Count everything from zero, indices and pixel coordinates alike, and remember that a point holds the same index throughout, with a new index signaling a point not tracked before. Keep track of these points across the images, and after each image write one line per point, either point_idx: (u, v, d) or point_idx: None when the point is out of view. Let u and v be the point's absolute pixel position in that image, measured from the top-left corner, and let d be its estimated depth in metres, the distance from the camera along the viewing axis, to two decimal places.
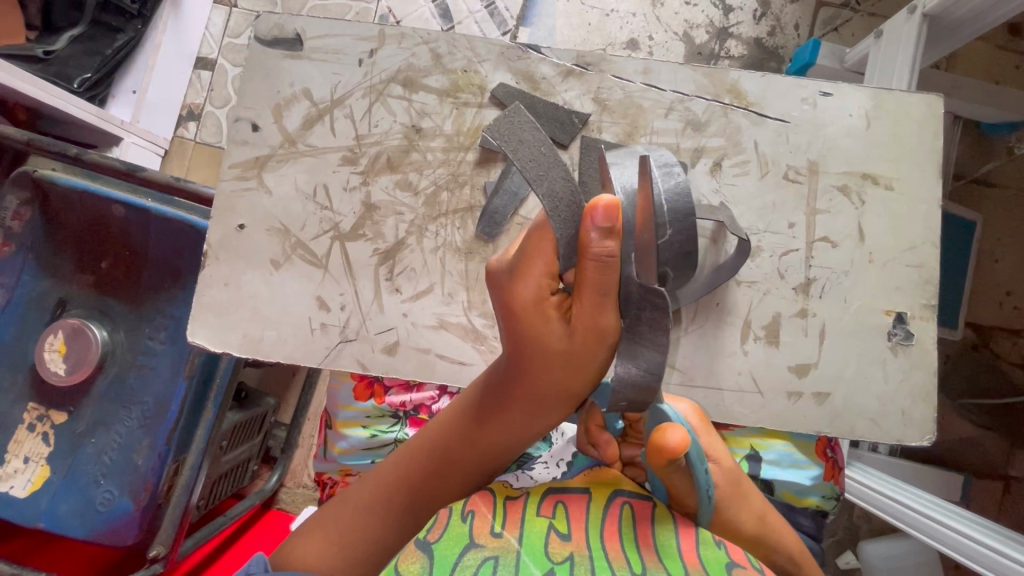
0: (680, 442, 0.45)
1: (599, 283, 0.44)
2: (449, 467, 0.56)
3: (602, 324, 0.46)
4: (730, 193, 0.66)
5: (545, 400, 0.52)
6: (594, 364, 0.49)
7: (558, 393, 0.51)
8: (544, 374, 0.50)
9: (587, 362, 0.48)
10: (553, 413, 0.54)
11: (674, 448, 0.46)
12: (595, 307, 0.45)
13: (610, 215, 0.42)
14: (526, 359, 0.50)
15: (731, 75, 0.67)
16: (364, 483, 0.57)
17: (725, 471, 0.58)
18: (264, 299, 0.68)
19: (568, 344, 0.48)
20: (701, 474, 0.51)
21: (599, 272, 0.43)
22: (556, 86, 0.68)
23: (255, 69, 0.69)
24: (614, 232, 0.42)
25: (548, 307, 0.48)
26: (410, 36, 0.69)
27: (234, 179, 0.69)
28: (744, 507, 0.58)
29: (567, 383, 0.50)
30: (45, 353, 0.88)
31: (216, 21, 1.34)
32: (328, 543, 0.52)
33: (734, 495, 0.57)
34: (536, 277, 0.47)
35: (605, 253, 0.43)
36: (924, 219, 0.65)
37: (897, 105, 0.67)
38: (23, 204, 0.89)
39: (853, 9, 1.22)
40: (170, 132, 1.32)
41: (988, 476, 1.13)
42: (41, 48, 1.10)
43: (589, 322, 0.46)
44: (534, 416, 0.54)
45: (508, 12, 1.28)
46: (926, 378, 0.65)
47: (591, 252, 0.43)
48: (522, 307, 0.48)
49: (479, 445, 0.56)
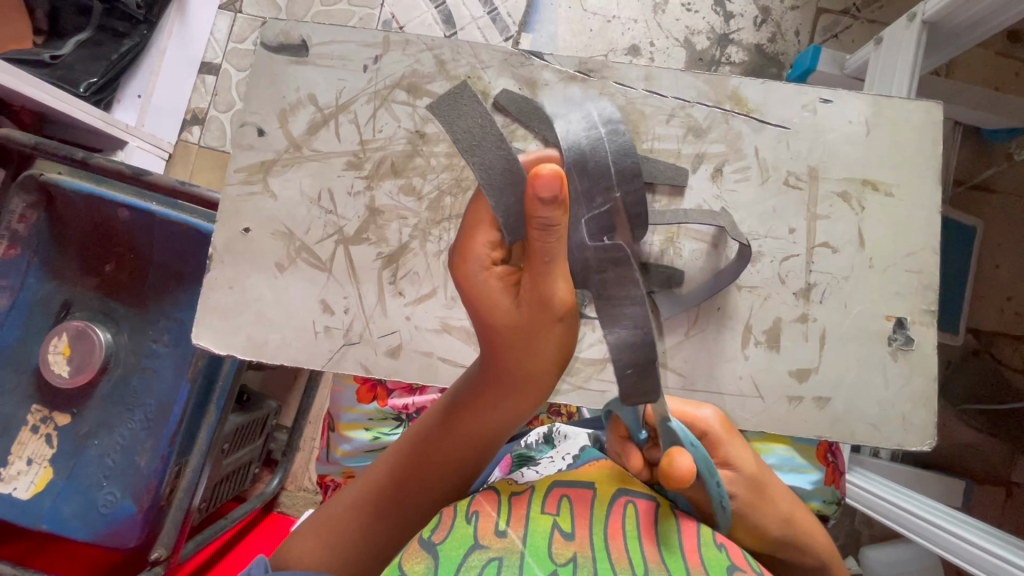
0: (687, 473, 0.46)
1: (543, 251, 0.41)
2: (430, 460, 0.55)
3: (552, 294, 0.43)
4: (731, 199, 0.66)
5: (508, 382, 0.49)
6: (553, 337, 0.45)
7: (522, 374, 0.48)
8: (502, 354, 0.47)
9: (545, 338, 0.45)
10: (525, 395, 0.50)
11: (682, 476, 0.46)
12: (542, 275, 0.42)
13: (554, 180, 0.37)
14: (484, 340, 0.47)
15: (732, 82, 0.68)
16: (359, 480, 0.58)
17: (749, 478, 0.57)
18: (268, 302, 0.68)
19: (524, 320, 0.45)
20: (714, 488, 0.51)
21: (542, 241, 0.40)
22: (559, 92, 0.69)
23: (261, 74, 0.70)
24: (559, 201, 0.38)
25: (498, 281, 0.45)
26: (414, 43, 0.70)
27: (239, 183, 0.70)
28: (768, 510, 0.56)
29: (529, 360, 0.47)
30: (49, 355, 0.88)
31: (221, 27, 1.37)
32: (320, 541, 0.54)
33: (755, 501, 0.55)
34: (480, 257, 0.45)
35: (548, 221, 0.39)
36: (924, 225, 0.66)
37: (897, 112, 0.67)
38: (29, 207, 0.90)
39: (853, 16, 1.23)
40: (175, 135, 1.35)
41: (989, 482, 1.13)
42: (48, 53, 1.11)
43: (540, 294, 0.43)
44: (502, 399, 0.51)
45: (511, 18, 1.29)
46: (926, 383, 0.65)
47: (531, 220, 0.39)
48: (473, 290, 0.45)
49: (453, 433, 0.54)
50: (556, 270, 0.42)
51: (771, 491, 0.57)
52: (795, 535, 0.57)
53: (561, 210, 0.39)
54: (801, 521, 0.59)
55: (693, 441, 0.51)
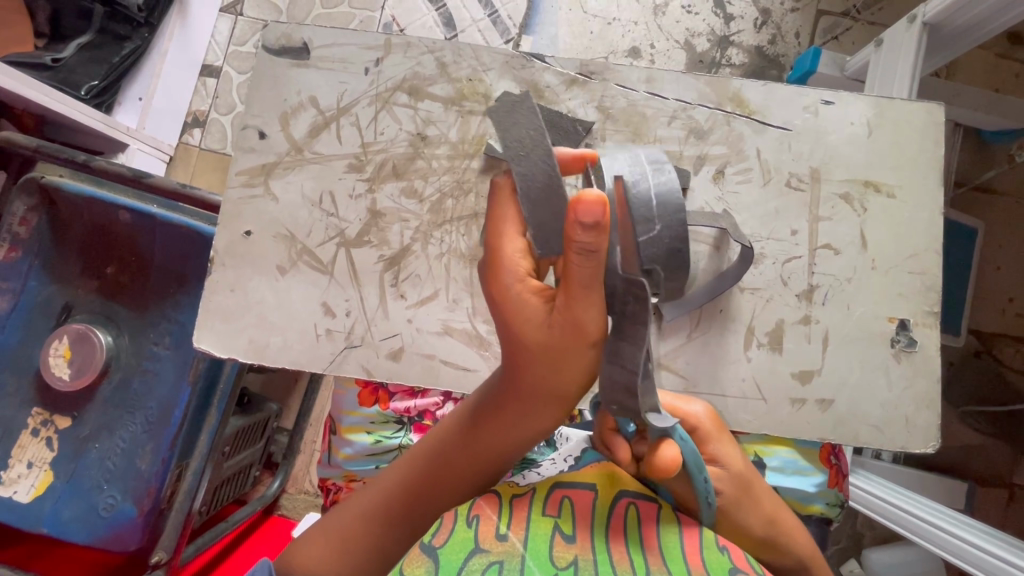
0: (674, 462, 0.47)
1: (580, 278, 0.42)
2: (446, 472, 0.55)
3: (584, 319, 0.44)
4: (733, 201, 0.66)
5: (532, 401, 0.50)
6: (580, 362, 0.46)
7: (545, 395, 0.49)
8: (529, 372, 0.48)
9: (574, 362, 0.46)
10: (548, 416, 0.51)
11: (669, 465, 0.47)
12: (576, 300, 0.43)
13: (597, 206, 0.40)
14: (512, 357, 0.48)
15: (733, 84, 0.68)
16: (370, 485, 0.58)
17: (734, 476, 0.58)
18: (270, 305, 0.68)
19: (550, 340, 0.45)
20: (700, 481, 0.52)
21: (581, 264, 0.41)
22: (560, 94, 0.69)
23: (262, 77, 0.70)
24: (602, 228, 0.40)
25: (530, 296, 0.47)
26: (416, 45, 0.70)
27: (241, 186, 0.70)
28: (753, 509, 0.58)
29: (553, 381, 0.47)
30: (49, 358, 0.88)
31: (223, 30, 1.36)
32: (328, 547, 0.54)
33: (740, 498, 0.57)
34: (516, 272, 0.47)
35: (587, 247, 0.41)
36: (926, 226, 0.66)
37: (898, 114, 0.67)
38: (30, 210, 0.90)
39: (854, 18, 1.23)
40: (175, 138, 1.34)
41: (991, 484, 1.13)
42: (49, 56, 1.11)
43: (572, 317, 0.44)
44: (524, 418, 0.51)
45: (512, 20, 1.29)
46: (929, 385, 0.65)
47: (572, 244, 0.41)
48: (504, 305, 0.47)
49: (474, 450, 0.54)
50: (590, 298, 0.43)
51: (756, 490, 0.59)
52: (780, 535, 0.58)
53: (603, 238, 0.41)
54: (784, 520, 0.60)
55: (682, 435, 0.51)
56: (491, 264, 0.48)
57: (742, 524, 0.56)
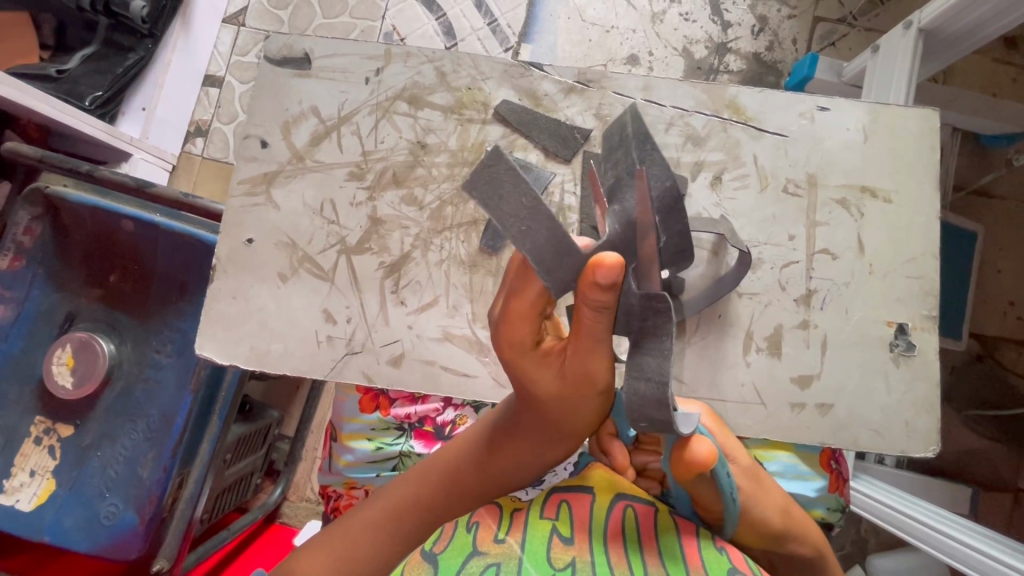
0: (708, 453, 0.47)
1: (593, 325, 0.44)
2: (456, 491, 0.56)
3: (594, 368, 0.46)
4: (731, 207, 0.67)
5: (543, 429, 0.51)
6: (589, 405, 0.48)
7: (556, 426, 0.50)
8: (541, 405, 0.49)
9: (583, 404, 0.48)
10: (560, 446, 0.53)
11: (704, 454, 0.47)
12: (588, 351, 0.45)
13: (612, 271, 0.41)
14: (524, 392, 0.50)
15: (730, 91, 0.68)
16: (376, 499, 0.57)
17: (747, 469, 0.56)
18: (271, 313, 0.69)
19: (565, 388, 0.47)
20: (725, 477, 0.51)
21: (594, 317, 0.43)
22: (558, 102, 0.69)
23: (264, 87, 0.71)
24: (615, 287, 0.42)
25: (542, 351, 0.47)
26: (416, 55, 0.71)
27: (243, 195, 0.70)
28: (769, 501, 0.56)
29: (570, 419, 0.49)
30: (53, 366, 0.89)
31: (224, 40, 1.38)
32: (329, 562, 0.53)
33: (757, 490, 0.55)
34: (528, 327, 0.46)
35: (601, 302, 0.42)
36: (923, 230, 0.66)
37: (894, 119, 0.68)
38: (34, 219, 0.91)
39: (850, 24, 1.24)
40: (179, 147, 1.35)
41: (995, 488, 1.12)
42: (54, 68, 1.14)
43: (584, 365, 0.46)
44: (534, 445, 0.53)
45: (511, 29, 1.30)
46: (929, 390, 0.65)
47: (587, 297, 0.42)
48: (515, 346, 0.47)
49: (487, 472, 0.56)
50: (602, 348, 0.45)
51: (768, 481, 0.57)
52: (794, 528, 0.57)
53: (615, 296, 0.42)
54: (797, 512, 0.59)
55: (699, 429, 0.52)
56: (504, 317, 0.46)
57: (762, 519, 0.55)
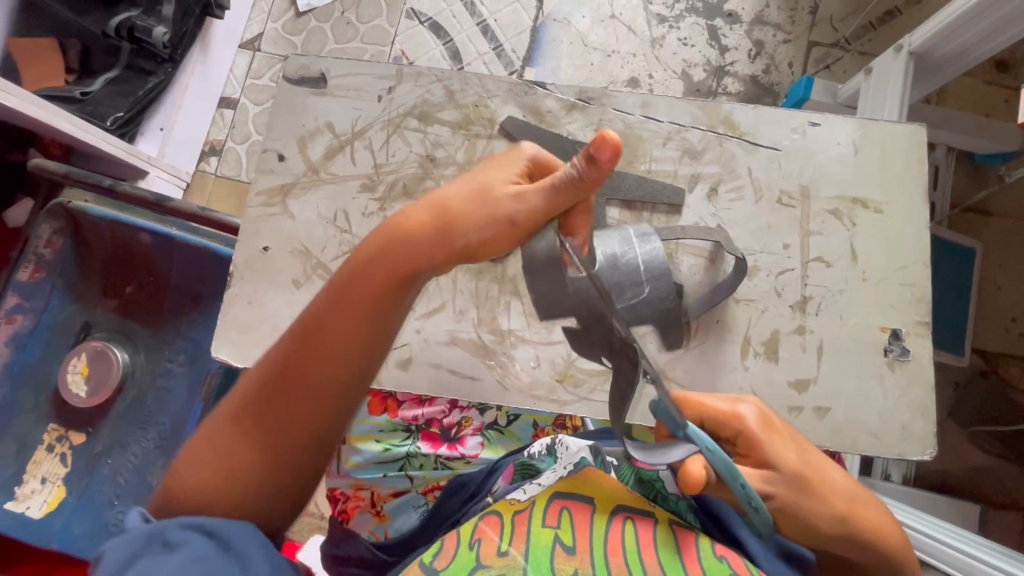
0: (692, 481, 0.47)
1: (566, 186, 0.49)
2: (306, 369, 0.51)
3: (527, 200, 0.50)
4: (727, 217, 0.69)
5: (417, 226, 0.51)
6: (493, 231, 0.50)
7: (443, 248, 0.50)
8: (418, 218, 0.51)
9: (491, 225, 0.50)
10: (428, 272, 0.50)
11: (692, 477, 0.47)
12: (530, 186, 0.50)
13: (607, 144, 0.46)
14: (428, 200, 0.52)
15: (725, 108, 0.72)
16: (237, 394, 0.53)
17: (792, 478, 0.56)
18: (284, 317, 0.71)
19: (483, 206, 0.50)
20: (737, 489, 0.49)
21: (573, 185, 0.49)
22: (561, 118, 0.73)
23: (283, 104, 0.75)
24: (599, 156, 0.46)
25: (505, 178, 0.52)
26: (426, 75, 0.75)
27: (260, 206, 0.73)
28: (820, 507, 0.56)
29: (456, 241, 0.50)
30: (68, 374, 0.92)
31: (240, 64, 1.45)
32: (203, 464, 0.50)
33: (802, 498, 0.56)
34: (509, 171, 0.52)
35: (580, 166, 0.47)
36: (914, 239, 0.68)
37: (883, 134, 0.71)
38: (55, 232, 0.93)
39: (844, 48, 1.28)
40: (192, 166, 1.41)
41: (1003, 506, 1.12)
42: (79, 89, 1.19)
43: (523, 197, 0.50)
44: (383, 294, 0.51)
45: (515, 53, 1.36)
46: (924, 394, 0.66)
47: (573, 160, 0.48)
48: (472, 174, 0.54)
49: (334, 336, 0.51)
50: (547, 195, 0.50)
51: (818, 490, 0.56)
52: (853, 532, 0.57)
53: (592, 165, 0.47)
54: (860, 516, 0.58)
55: (710, 446, 0.49)
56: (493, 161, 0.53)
57: (811, 524, 0.56)
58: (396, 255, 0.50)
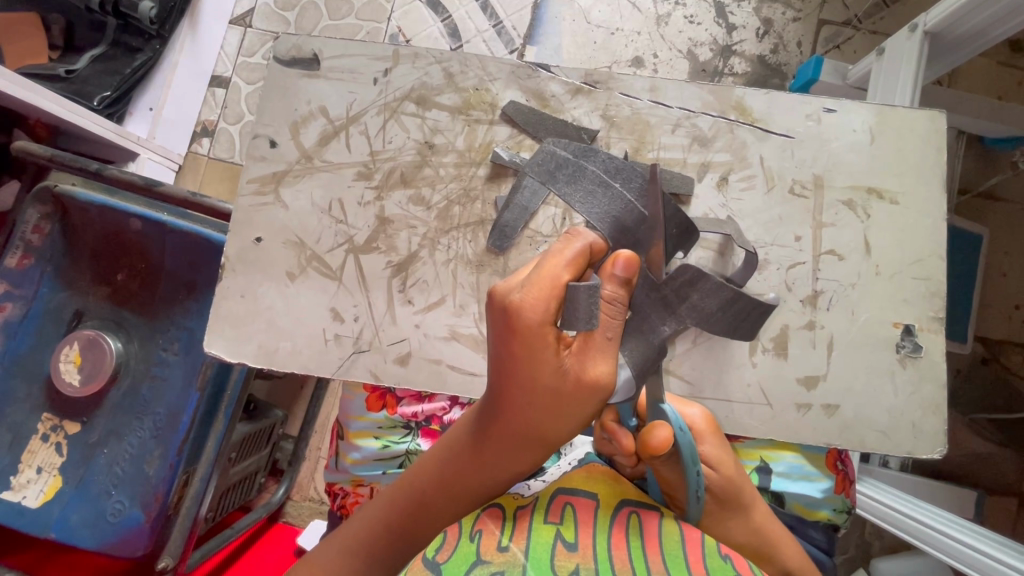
0: (664, 439, 0.50)
1: (608, 327, 0.48)
2: (423, 516, 0.57)
3: (597, 371, 0.48)
4: (737, 208, 0.67)
5: (503, 430, 0.52)
6: (581, 410, 0.49)
7: (537, 433, 0.51)
8: (519, 394, 0.49)
9: (579, 410, 0.49)
10: (523, 458, 0.53)
11: (658, 442, 0.51)
12: (597, 350, 0.48)
13: (629, 265, 0.48)
14: (497, 384, 0.50)
15: (737, 92, 0.68)
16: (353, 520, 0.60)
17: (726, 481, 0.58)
18: (279, 310, 0.69)
19: (573, 385, 0.48)
20: (693, 474, 0.54)
21: (611, 316, 0.48)
22: (565, 103, 0.69)
23: (274, 87, 0.72)
24: (628, 283, 0.48)
25: (549, 334, 0.47)
26: (423, 56, 0.71)
27: (252, 194, 0.71)
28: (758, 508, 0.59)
29: (554, 422, 0.50)
30: (60, 364, 0.89)
31: (231, 41, 1.38)
32: None
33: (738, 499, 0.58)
34: (549, 309, 0.47)
35: (615, 298, 0.48)
36: (929, 232, 0.66)
37: (902, 121, 0.68)
38: (43, 218, 0.91)
39: (855, 27, 1.24)
40: (185, 146, 1.35)
41: (1002, 493, 1.12)
42: (63, 68, 1.15)
43: (587, 366, 0.48)
44: (497, 462, 0.54)
45: (516, 31, 1.31)
46: (936, 391, 0.65)
47: (604, 295, 0.48)
48: (517, 339, 0.47)
49: (450, 487, 0.56)
50: (609, 349, 0.48)
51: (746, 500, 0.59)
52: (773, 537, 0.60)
53: (627, 292, 0.49)
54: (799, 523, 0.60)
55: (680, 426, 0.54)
56: (534, 290, 0.46)
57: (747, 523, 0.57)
58: (500, 427, 0.52)
